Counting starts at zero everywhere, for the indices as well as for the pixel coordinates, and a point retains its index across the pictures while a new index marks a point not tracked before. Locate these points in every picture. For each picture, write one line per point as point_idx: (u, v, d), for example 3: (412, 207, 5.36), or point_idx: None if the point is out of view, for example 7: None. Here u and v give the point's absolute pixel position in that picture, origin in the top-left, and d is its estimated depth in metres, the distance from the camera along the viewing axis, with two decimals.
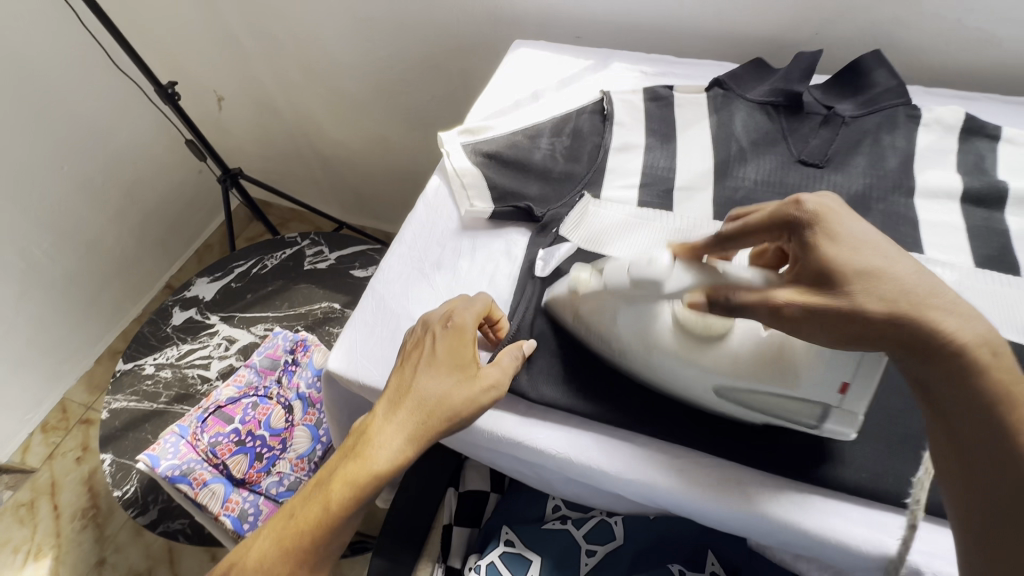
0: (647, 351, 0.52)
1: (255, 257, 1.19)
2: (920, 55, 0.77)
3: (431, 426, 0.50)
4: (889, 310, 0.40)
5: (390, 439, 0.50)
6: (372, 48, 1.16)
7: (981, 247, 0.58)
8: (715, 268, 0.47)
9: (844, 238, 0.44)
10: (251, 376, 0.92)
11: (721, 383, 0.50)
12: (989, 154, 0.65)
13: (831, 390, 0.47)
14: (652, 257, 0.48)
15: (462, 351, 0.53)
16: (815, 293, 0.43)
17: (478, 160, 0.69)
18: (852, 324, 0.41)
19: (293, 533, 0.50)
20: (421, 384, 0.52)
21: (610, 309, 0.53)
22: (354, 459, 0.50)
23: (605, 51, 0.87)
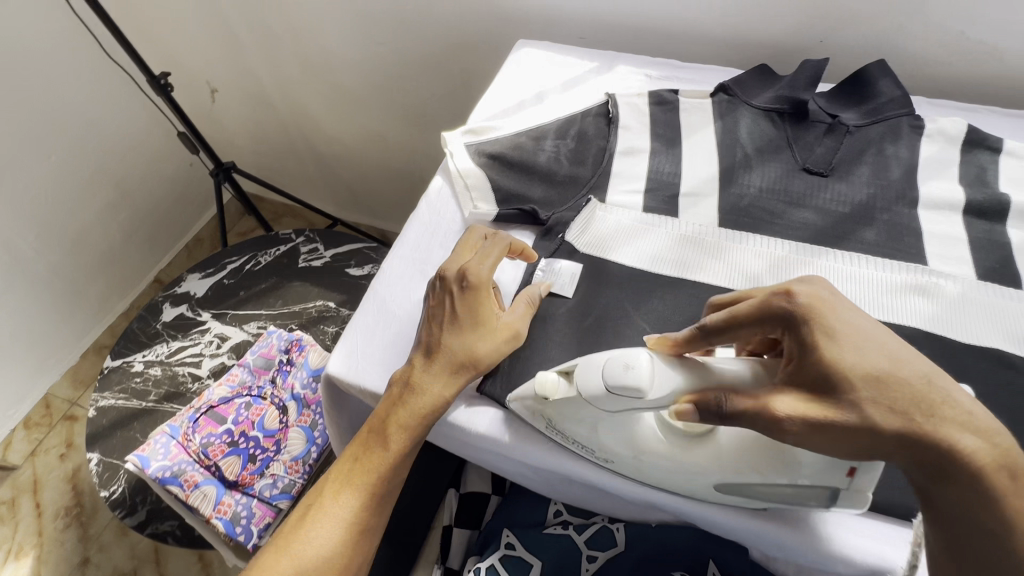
0: (636, 457, 0.50)
1: (248, 254, 1.17)
2: (923, 66, 0.77)
3: (472, 368, 0.54)
4: (898, 425, 0.38)
5: (434, 385, 0.53)
6: (371, 44, 1.14)
7: (983, 260, 0.59)
8: (702, 367, 0.45)
9: (846, 337, 0.41)
10: (244, 376, 0.90)
11: (720, 480, 0.47)
12: (990, 167, 0.65)
13: (839, 473, 0.43)
14: (628, 363, 0.45)
15: (485, 307, 0.55)
16: (815, 398, 0.41)
17: (481, 161, 0.69)
18: (861, 435, 0.39)
19: (363, 473, 0.53)
20: (454, 338, 0.54)
21: (586, 419, 0.49)
22: (403, 407, 0.52)
23: (609, 53, 0.86)
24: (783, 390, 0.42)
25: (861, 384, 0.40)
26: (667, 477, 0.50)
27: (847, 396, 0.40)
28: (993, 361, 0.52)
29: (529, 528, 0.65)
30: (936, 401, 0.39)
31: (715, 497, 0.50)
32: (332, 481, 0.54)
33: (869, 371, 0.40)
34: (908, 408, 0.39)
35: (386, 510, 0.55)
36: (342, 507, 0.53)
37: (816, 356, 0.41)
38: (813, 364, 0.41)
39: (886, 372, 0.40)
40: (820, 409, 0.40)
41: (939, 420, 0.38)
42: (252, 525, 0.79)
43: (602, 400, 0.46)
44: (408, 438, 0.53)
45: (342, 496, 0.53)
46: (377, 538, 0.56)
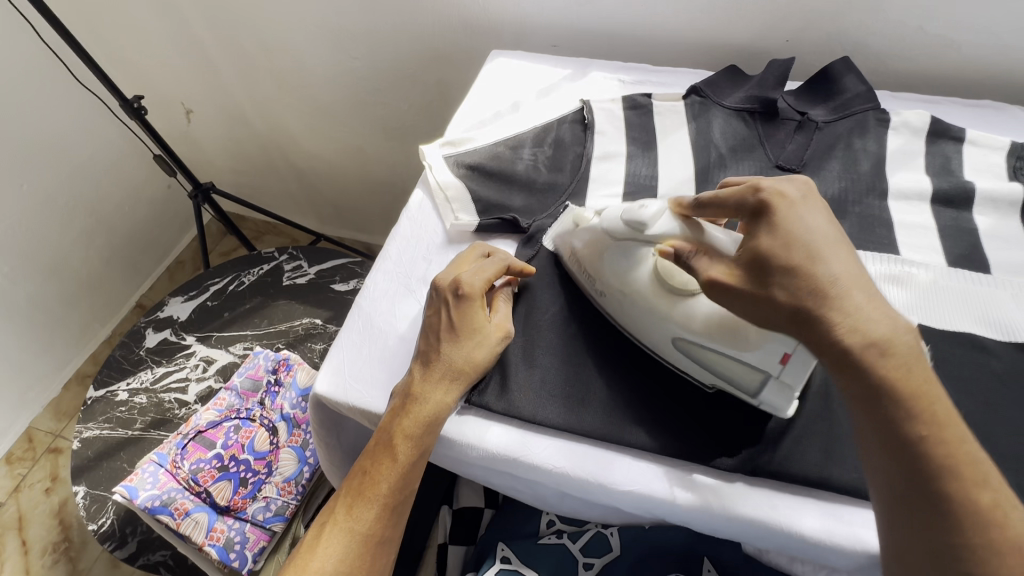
0: (621, 293, 0.56)
1: (232, 274, 1.16)
2: (886, 61, 0.79)
3: (467, 375, 0.54)
4: (795, 304, 0.42)
5: (436, 390, 0.53)
6: (346, 58, 1.14)
7: (952, 247, 0.60)
8: (699, 227, 0.50)
9: (785, 230, 0.44)
10: (232, 400, 0.89)
11: (679, 334, 0.53)
12: (954, 156, 0.67)
13: (773, 358, 0.48)
14: (643, 205, 0.52)
15: (475, 310, 0.55)
16: (743, 272, 0.45)
17: (460, 172, 0.69)
18: (762, 309, 0.44)
19: (374, 485, 0.53)
20: (448, 348, 0.54)
21: (600, 246, 0.57)
22: (405, 415, 0.52)
23: (582, 60, 0.87)
24: (722, 258, 0.47)
25: (778, 273, 0.43)
26: (639, 317, 0.56)
27: (764, 280, 0.44)
28: (966, 345, 0.53)
29: (522, 540, 0.64)
30: (834, 291, 0.42)
31: (672, 356, 0.55)
32: (344, 498, 0.54)
33: (789, 264, 0.43)
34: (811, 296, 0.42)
35: (401, 521, 0.55)
36: (357, 521, 0.52)
37: (752, 245, 0.45)
38: (750, 251, 0.45)
39: (800, 265, 0.43)
40: (737, 282, 0.45)
41: (831, 305, 0.41)
42: (246, 550, 0.79)
43: (618, 229, 0.55)
44: (416, 446, 0.52)
45: (356, 511, 0.53)
46: (394, 550, 0.56)
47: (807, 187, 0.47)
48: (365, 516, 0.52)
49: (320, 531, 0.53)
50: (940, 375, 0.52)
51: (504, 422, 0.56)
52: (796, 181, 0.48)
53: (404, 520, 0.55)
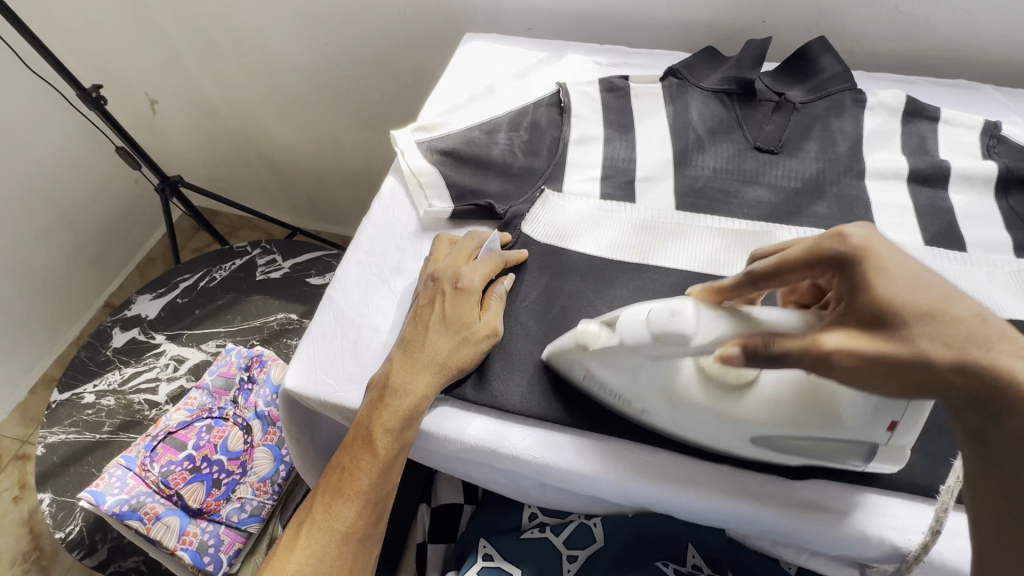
0: (673, 408, 0.48)
1: (202, 270, 1.12)
2: (861, 42, 0.79)
3: (449, 371, 0.52)
4: (954, 357, 0.37)
5: (417, 383, 0.51)
6: (315, 45, 1.10)
7: (929, 226, 0.60)
8: (753, 317, 0.43)
9: (899, 272, 0.39)
10: (204, 399, 0.86)
11: (759, 431, 0.46)
12: (929, 135, 0.67)
13: (880, 429, 0.43)
14: (675, 309, 0.44)
15: (471, 310, 0.55)
16: (869, 334, 0.39)
17: (434, 158, 0.67)
18: (916, 369, 0.38)
19: (352, 481, 0.51)
20: (432, 340, 0.53)
21: (629, 363, 0.47)
22: (386, 408, 0.50)
23: (558, 42, 0.85)
24: (835, 326, 0.40)
25: (914, 322, 0.38)
26: (695, 423, 0.48)
27: (901, 333, 0.38)
28: None
29: (504, 535, 0.62)
30: (992, 335, 0.38)
31: (754, 453, 0.48)
32: (321, 497, 0.52)
33: (919, 310, 0.38)
34: (949, 352, 0.37)
35: (383, 517, 0.53)
36: (335, 519, 0.51)
37: (875, 301, 0.39)
38: (875, 312, 0.39)
39: (936, 310, 0.38)
40: (881, 346, 0.38)
41: (994, 350, 0.37)
42: (220, 554, 0.76)
43: (650, 345, 0.45)
44: (397, 440, 0.51)
45: (334, 508, 0.51)
46: (376, 547, 0.54)
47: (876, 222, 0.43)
48: (345, 514, 0.51)
49: (297, 530, 0.51)
50: None
51: (480, 413, 0.54)
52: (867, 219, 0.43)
53: (385, 516, 0.54)
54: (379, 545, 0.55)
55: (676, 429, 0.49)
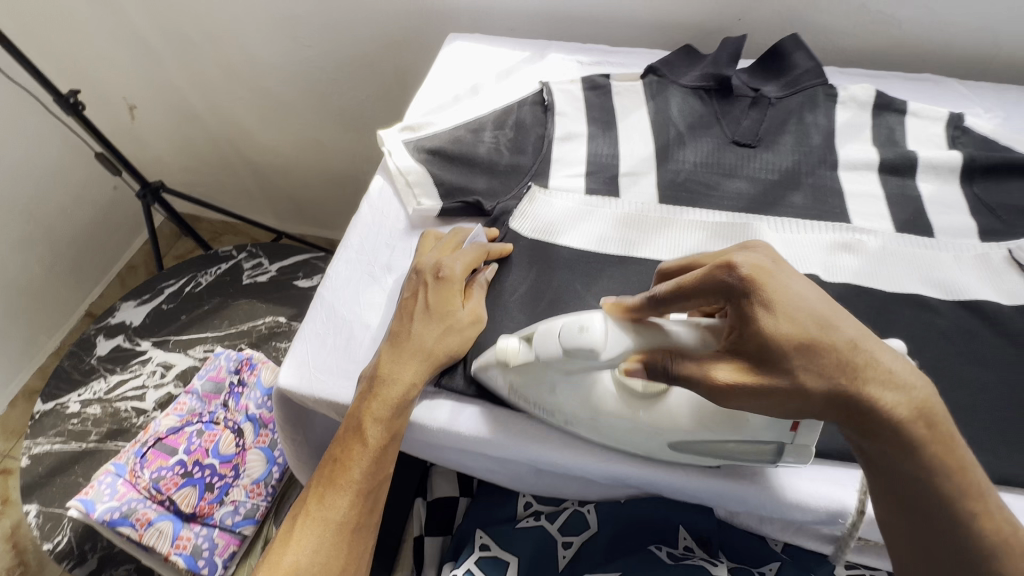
0: (593, 419, 0.50)
1: (187, 275, 1.12)
2: (833, 39, 0.82)
3: (436, 359, 0.53)
4: (828, 386, 0.39)
5: (404, 372, 0.52)
6: (297, 47, 1.10)
7: (899, 213, 0.63)
8: (658, 332, 0.44)
9: (784, 307, 0.40)
10: (194, 403, 0.86)
11: (676, 438, 0.48)
12: (898, 127, 0.70)
13: (784, 429, 0.45)
14: (584, 325, 0.45)
15: (454, 296, 0.56)
16: (753, 368, 0.41)
17: (421, 157, 0.68)
18: (795, 399, 0.40)
19: (345, 472, 0.51)
20: (418, 330, 0.54)
21: (546, 382, 0.49)
22: (374, 398, 0.51)
23: (540, 42, 0.87)
24: (723, 356, 0.42)
25: (797, 356, 0.39)
26: (618, 433, 0.50)
27: (779, 368, 0.40)
28: (917, 307, 0.56)
29: (500, 526, 0.63)
30: (860, 363, 0.40)
31: (671, 455, 0.51)
32: (315, 490, 0.53)
33: (801, 340, 0.39)
34: (824, 383, 0.39)
35: (377, 507, 0.54)
36: (329, 510, 0.51)
37: (756, 336, 0.40)
38: (755, 345, 0.40)
39: (817, 340, 0.40)
40: (757, 379, 0.40)
41: (863, 377, 0.39)
42: (215, 557, 0.76)
43: (563, 360, 0.47)
44: (387, 428, 0.52)
45: (328, 499, 0.51)
46: (371, 539, 0.54)
47: (773, 250, 0.44)
48: (338, 505, 0.51)
49: (291, 524, 0.52)
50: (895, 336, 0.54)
51: (473, 405, 0.55)
52: (760, 248, 0.44)
53: (380, 506, 0.54)
54: (374, 537, 0.55)
55: (601, 437, 0.51)
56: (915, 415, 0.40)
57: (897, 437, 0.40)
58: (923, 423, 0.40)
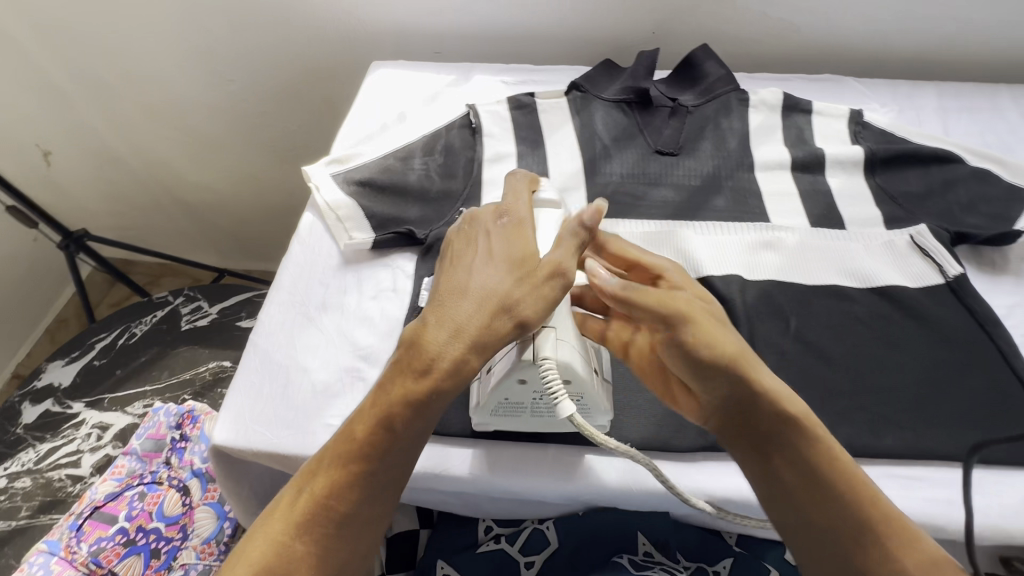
0: None
1: (120, 326, 1.07)
2: (742, 46, 0.86)
3: (495, 322, 0.41)
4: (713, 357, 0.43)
5: (459, 337, 0.41)
6: (219, 80, 1.07)
7: (813, 209, 0.66)
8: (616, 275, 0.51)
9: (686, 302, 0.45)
10: (133, 465, 0.82)
11: None
12: (806, 127, 0.74)
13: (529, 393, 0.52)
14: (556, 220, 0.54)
15: (497, 271, 0.42)
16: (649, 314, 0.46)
17: (350, 189, 0.67)
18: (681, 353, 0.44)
19: (348, 464, 0.41)
20: (480, 279, 0.42)
21: None
22: (417, 367, 0.40)
23: (464, 64, 0.88)
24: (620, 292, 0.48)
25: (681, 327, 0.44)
26: None
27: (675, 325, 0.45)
28: (836, 297, 0.59)
29: (461, 554, 0.62)
30: (749, 358, 0.44)
31: None
32: (308, 483, 0.41)
33: (694, 319, 0.45)
34: (725, 357, 0.43)
35: (371, 525, 0.42)
36: (315, 513, 0.40)
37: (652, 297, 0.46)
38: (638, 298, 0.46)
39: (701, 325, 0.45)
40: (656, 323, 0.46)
41: (753, 368, 0.43)
42: None
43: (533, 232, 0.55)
44: (421, 411, 0.41)
45: (319, 498, 0.40)
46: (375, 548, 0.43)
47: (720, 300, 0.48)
48: (350, 503, 0.40)
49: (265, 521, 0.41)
50: (817, 328, 0.57)
51: None
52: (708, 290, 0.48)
53: (373, 526, 0.42)
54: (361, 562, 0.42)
55: None
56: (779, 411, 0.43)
57: (771, 422, 0.43)
58: (784, 421, 0.42)
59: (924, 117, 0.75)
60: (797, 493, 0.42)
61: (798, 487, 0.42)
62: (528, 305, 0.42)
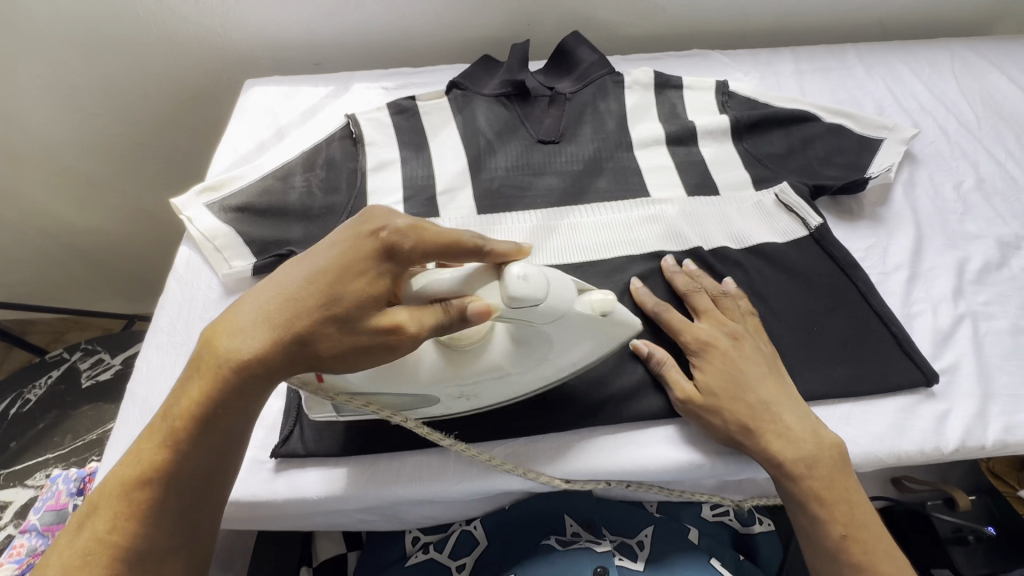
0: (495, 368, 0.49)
1: (11, 394, 0.96)
2: (615, 29, 0.89)
3: (287, 321, 0.40)
4: (744, 424, 0.50)
5: (247, 335, 0.40)
6: (83, 114, 0.99)
7: (689, 179, 0.69)
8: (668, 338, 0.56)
9: (723, 364, 0.53)
10: (34, 542, 0.74)
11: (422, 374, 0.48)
12: (678, 101, 0.76)
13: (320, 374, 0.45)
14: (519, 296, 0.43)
15: (325, 283, 0.40)
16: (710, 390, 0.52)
17: (226, 216, 0.64)
18: (733, 425, 0.51)
19: (147, 463, 0.42)
20: (289, 271, 0.42)
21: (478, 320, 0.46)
22: (202, 373, 0.41)
23: (343, 74, 0.85)
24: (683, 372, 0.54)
25: (722, 399, 0.51)
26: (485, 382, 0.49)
27: (726, 397, 0.51)
28: (716, 260, 0.61)
29: (388, 571, 0.61)
30: (767, 414, 0.51)
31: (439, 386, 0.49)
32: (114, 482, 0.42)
33: (728, 386, 0.52)
34: (743, 424, 0.51)
35: (166, 526, 0.42)
36: (107, 505, 0.41)
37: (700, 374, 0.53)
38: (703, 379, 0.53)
39: (737, 390, 0.52)
40: (704, 397, 0.52)
41: (765, 425, 0.50)
42: None
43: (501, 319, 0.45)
44: (216, 417, 0.41)
45: (116, 494, 0.41)
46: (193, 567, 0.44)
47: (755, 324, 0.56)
48: (152, 516, 0.41)
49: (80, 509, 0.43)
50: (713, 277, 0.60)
51: (319, 464, 0.53)
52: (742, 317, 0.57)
53: (166, 527, 0.42)
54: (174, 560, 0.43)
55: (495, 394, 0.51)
56: (800, 458, 0.49)
57: (789, 476, 0.49)
58: (803, 466, 0.49)
59: (783, 81, 0.80)
60: (813, 528, 0.49)
61: (818, 523, 0.49)
62: (324, 332, 0.40)
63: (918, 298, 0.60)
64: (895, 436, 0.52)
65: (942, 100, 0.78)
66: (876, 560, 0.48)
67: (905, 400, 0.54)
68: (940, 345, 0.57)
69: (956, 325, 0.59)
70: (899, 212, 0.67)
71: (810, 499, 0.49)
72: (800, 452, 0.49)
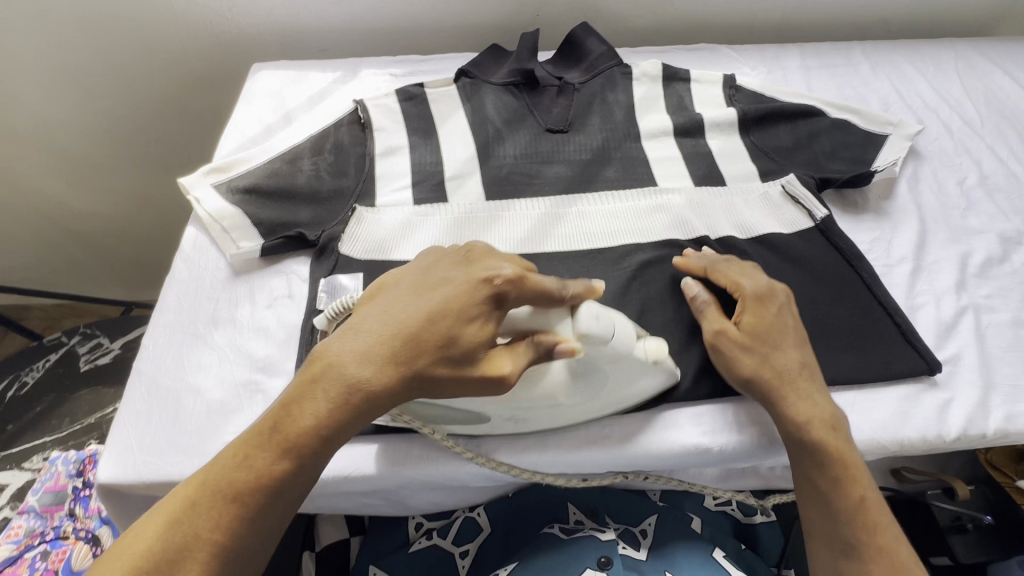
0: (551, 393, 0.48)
1: (8, 377, 0.96)
2: (622, 23, 0.89)
3: (405, 350, 0.41)
4: (773, 374, 0.51)
5: (365, 361, 0.41)
6: (87, 95, 0.99)
7: (697, 170, 0.70)
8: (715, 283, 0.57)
9: (769, 317, 0.53)
10: (32, 524, 0.74)
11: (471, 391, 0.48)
12: (685, 94, 0.77)
13: None
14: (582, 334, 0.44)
15: (447, 319, 0.42)
16: (749, 338, 0.52)
17: (234, 197, 0.64)
18: (762, 374, 0.51)
19: (241, 476, 0.41)
20: (403, 304, 0.43)
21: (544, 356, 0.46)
22: (317, 390, 0.42)
23: (351, 61, 0.85)
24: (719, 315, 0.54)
25: (754, 347, 0.52)
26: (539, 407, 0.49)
27: (759, 347, 0.52)
28: (723, 249, 0.62)
29: (392, 555, 0.60)
30: (796, 376, 0.51)
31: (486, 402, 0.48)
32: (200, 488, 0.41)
33: (765, 336, 0.52)
34: (772, 376, 0.51)
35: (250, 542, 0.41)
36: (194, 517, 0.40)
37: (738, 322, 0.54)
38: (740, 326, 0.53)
39: (773, 343, 0.52)
40: (737, 339, 0.52)
41: (794, 383, 0.51)
42: None
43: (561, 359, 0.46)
44: (323, 442, 0.42)
45: (205, 505, 0.40)
46: None
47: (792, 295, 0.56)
48: (237, 527, 0.40)
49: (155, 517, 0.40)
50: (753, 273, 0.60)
51: None
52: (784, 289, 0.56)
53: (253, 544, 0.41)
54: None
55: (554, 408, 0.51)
56: (826, 423, 0.50)
57: (815, 441, 0.49)
58: (830, 430, 0.50)
59: (789, 76, 0.81)
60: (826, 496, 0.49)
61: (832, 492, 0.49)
62: (435, 370, 0.42)
63: (921, 291, 0.61)
64: (899, 424, 0.53)
65: (946, 98, 0.79)
66: (882, 535, 0.48)
67: (909, 388, 0.55)
68: (943, 336, 0.58)
69: (958, 317, 0.59)
70: (903, 206, 0.68)
71: (825, 464, 0.49)
72: (823, 412, 0.50)
